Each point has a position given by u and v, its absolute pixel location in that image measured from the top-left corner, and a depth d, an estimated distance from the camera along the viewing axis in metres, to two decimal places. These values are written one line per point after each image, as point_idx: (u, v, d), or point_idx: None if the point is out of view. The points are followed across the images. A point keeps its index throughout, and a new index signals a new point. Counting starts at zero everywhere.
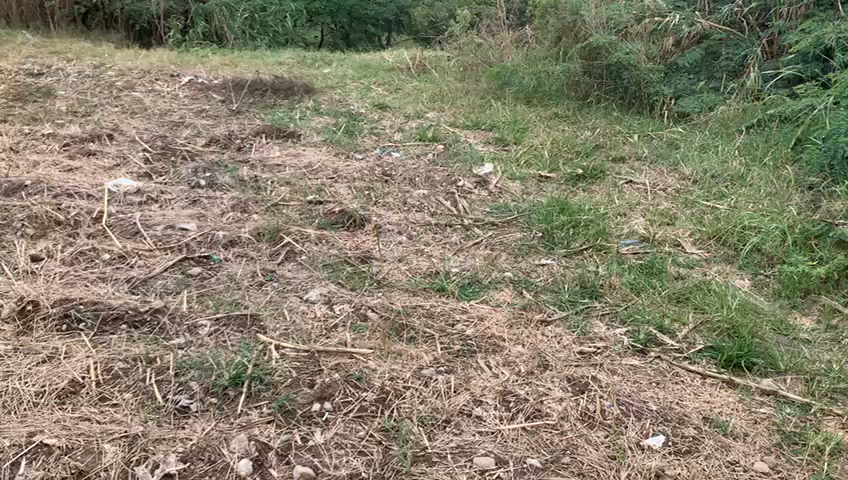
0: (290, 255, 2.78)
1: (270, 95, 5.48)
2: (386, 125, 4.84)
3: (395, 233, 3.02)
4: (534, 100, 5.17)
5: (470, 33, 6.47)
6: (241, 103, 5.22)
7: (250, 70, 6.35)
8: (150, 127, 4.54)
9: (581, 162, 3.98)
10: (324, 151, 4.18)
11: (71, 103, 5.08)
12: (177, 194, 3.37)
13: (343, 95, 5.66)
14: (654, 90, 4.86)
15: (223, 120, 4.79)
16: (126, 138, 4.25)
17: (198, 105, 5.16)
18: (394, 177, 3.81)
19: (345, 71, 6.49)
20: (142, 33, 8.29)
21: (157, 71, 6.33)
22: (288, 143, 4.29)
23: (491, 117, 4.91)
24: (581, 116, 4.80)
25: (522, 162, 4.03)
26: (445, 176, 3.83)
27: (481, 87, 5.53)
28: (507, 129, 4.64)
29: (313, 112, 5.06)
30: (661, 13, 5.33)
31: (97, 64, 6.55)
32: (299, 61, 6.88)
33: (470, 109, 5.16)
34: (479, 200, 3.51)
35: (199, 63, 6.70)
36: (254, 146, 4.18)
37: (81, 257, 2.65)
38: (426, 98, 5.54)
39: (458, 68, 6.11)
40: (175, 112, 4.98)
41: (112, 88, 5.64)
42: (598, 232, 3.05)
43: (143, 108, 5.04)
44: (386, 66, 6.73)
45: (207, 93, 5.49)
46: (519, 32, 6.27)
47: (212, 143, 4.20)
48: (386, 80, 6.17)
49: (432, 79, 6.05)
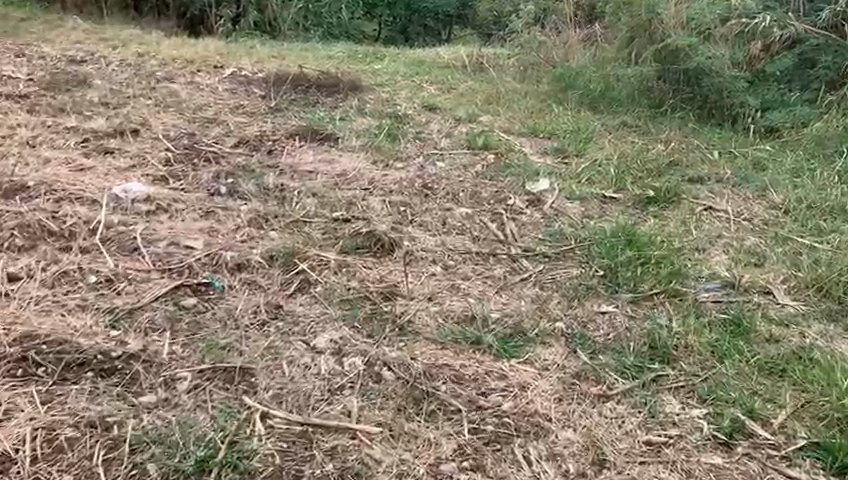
0: (303, 286, 2.38)
1: (313, 92, 5.10)
2: (434, 130, 4.41)
3: (428, 262, 2.59)
4: (601, 105, 4.64)
5: (532, 31, 5.98)
6: (281, 98, 4.88)
7: (297, 63, 6.01)
8: (180, 123, 4.21)
9: (652, 181, 3.47)
10: (362, 158, 3.77)
11: (105, 94, 4.81)
12: (190, 204, 3.01)
13: (392, 95, 5.27)
14: (736, 101, 4.32)
15: (259, 117, 4.44)
16: (151, 135, 3.94)
17: (236, 100, 4.83)
18: (436, 191, 3.39)
19: (396, 67, 6.09)
20: (194, 22, 8.04)
21: (202, 61, 6.04)
22: (324, 146, 3.91)
23: (551, 124, 4.43)
24: (653, 126, 4.28)
25: (583, 177, 3.55)
26: (493, 192, 3.37)
27: (542, 90, 5.08)
28: (567, 139, 4.16)
29: (356, 112, 4.68)
30: (748, 15, 4.71)
31: (141, 52, 6.31)
32: (349, 55, 6.50)
33: (528, 115, 4.69)
34: (530, 223, 3.05)
35: (246, 55, 6.38)
36: (286, 148, 3.81)
37: (64, 279, 2.32)
38: (481, 99, 5.10)
39: (517, 68, 5.63)
40: (210, 106, 4.66)
41: (150, 78, 5.36)
42: (671, 273, 2.56)
43: (178, 101, 4.73)
44: (441, 63, 6.29)
45: (248, 87, 5.15)
46: (587, 30, 5.74)
47: (240, 143, 3.84)
48: (440, 79, 5.75)
49: (488, 78, 5.60)
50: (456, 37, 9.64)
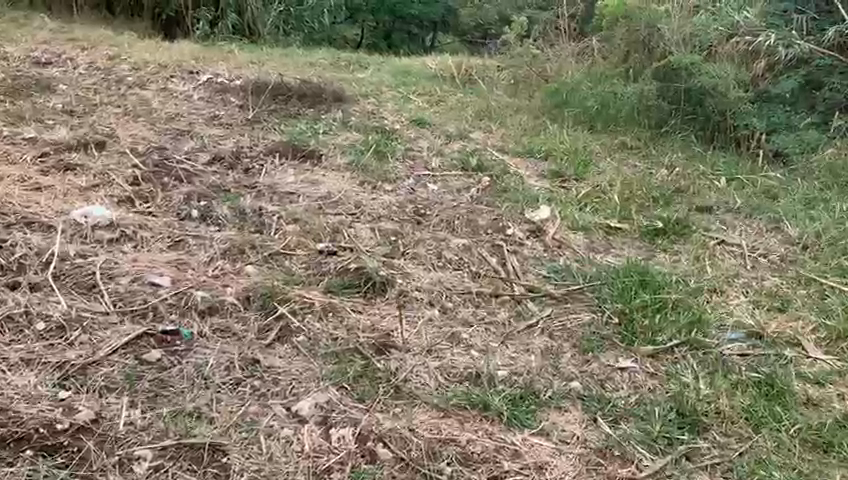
0: (284, 335, 2.11)
1: (295, 102, 4.81)
2: (424, 147, 4.17)
3: (424, 305, 2.32)
4: (598, 123, 4.40)
5: (524, 42, 5.74)
6: (261, 109, 4.59)
7: (278, 70, 5.73)
8: (151, 135, 3.91)
9: (660, 211, 3.24)
10: (347, 179, 3.50)
11: (70, 101, 4.49)
12: (158, 231, 2.72)
13: (378, 106, 5.01)
14: (741, 123, 4.12)
15: (236, 130, 4.15)
16: (118, 149, 3.64)
17: (211, 111, 4.53)
18: (429, 217, 3.14)
19: (381, 77, 5.83)
20: (168, 25, 7.60)
21: (176, 66, 5.72)
22: (307, 165, 3.62)
23: (547, 144, 4.19)
24: (654, 149, 4.06)
25: (585, 203, 3.32)
26: (491, 220, 3.12)
27: (534, 105, 4.84)
28: (565, 160, 3.92)
29: (340, 125, 4.41)
30: (750, 31, 4.49)
31: (112, 55, 5.97)
32: (332, 63, 6.22)
33: (522, 133, 4.45)
34: (532, 256, 2.80)
35: (223, 60, 6.07)
36: (265, 167, 3.52)
37: (8, 326, 2.02)
38: (472, 114, 4.87)
39: (509, 81, 5.38)
40: (184, 116, 4.36)
41: (120, 85, 5.04)
42: (691, 322, 2.32)
43: (149, 110, 4.42)
44: (428, 73, 6.02)
45: (225, 95, 4.86)
46: (582, 43, 5.48)
47: (216, 160, 3.54)
48: (427, 91, 5.50)
49: (478, 91, 5.36)
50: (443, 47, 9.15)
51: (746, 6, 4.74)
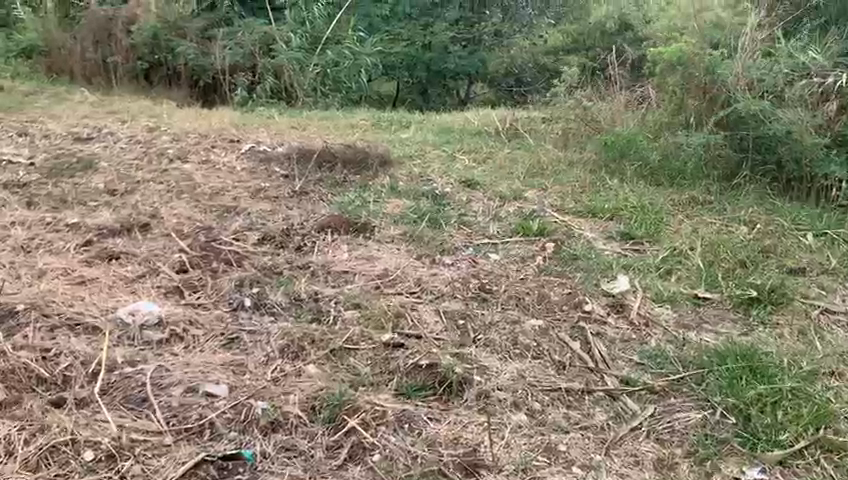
0: (357, 453, 1.90)
1: (340, 169, 4.65)
2: (478, 210, 3.95)
3: (510, 407, 2.08)
4: (662, 179, 4.17)
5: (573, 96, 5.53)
6: (306, 179, 4.44)
7: (320, 135, 5.63)
8: (196, 214, 3.77)
9: (750, 276, 2.95)
10: (402, 252, 3.28)
11: (112, 179, 4.40)
12: (209, 327, 2.52)
13: (425, 168, 4.83)
14: (819, 170, 3.87)
15: (283, 203, 4.00)
16: (163, 231, 3.51)
17: (256, 183, 4.39)
18: (497, 293, 2.88)
19: (425, 136, 5.69)
20: (207, 90, 7.56)
21: (217, 135, 5.64)
22: (359, 239, 3.41)
23: (609, 202, 3.94)
24: (727, 204, 3.80)
25: (662, 269, 3.07)
26: (565, 294, 2.85)
27: (589, 160, 4.60)
28: (630, 220, 3.69)
29: (389, 192, 4.23)
30: (820, 72, 4.15)
31: (152, 126, 5.93)
32: (373, 124, 6.12)
33: (579, 190, 4.22)
34: (618, 338, 2.52)
35: (263, 126, 6.00)
36: (317, 243, 3.32)
37: (53, 458, 1.86)
38: (524, 171, 4.65)
39: (558, 133, 5.16)
40: (228, 190, 4.23)
41: (162, 159, 4.96)
42: (818, 416, 2.05)
43: (193, 185, 4.30)
44: (472, 129, 5.85)
45: (268, 166, 4.75)
46: (633, 91, 5.23)
47: (264, 239, 3.36)
48: (473, 148, 5.32)
49: (527, 146, 5.17)
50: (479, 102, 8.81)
51: (811, 43, 4.42)
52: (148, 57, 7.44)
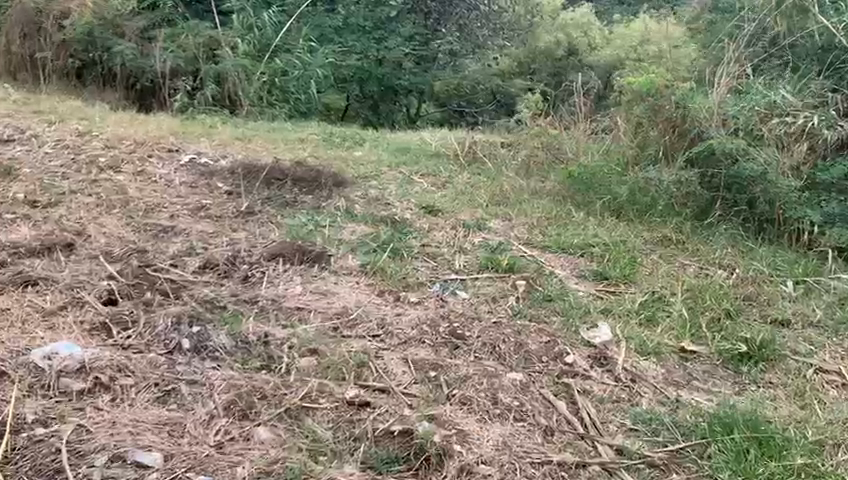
0: None
1: (289, 188, 4.31)
2: (440, 240, 3.69)
3: None
4: (630, 214, 3.98)
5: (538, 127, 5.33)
6: (254, 197, 4.10)
7: (267, 150, 5.29)
8: (127, 234, 3.38)
9: (738, 329, 2.75)
10: (363, 287, 2.98)
11: (33, 188, 3.96)
12: (140, 375, 2.14)
13: (381, 190, 4.56)
14: (791, 213, 3.78)
15: (228, 225, 3.65)
16: (89, 253, 3.12)
17: (197, 199, 4.02)
18: (469, 339, 2.59)
19: (379, 155, 5.42)
20: (144, 93, 7.06)
21: (154, 143, 5.22)
22: (313, 269, 3.08)
23: (577, 237, 3.74)
24: (699, 245, 3.65)
25: (642, 318, 2.84)
26: (544, 344, 2.57)
27: (554, 190, 4.41)
28: (602, 259, 3.46)
29: (345, 216, 3.93)
30: (790, 111, 4.10)
31: (82, 129, 5.47)
32: (324, 139, 5.81)
33: (544, 221, 4.02)
34: (606, 398, 2.27)
35: (205, 135, 5.62)
36: (267, 274, 2.98)
37: None
38: (486, 199, 4.42)
39: (520, 160, 4.96)
40: (166, 207, 3.85)
41: (92, 167, 4.52)
42: None
43: (126, 199, 3.91)
44: (428, 151, 5.60)
45: (210, 180, 4.37)
46: (597, 121, 5.11)
47: (206, 267, 3.00)
48: (430, 170, 5.08)
49: (486, 171, 4.96)
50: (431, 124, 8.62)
51: (778, 78, 4.40)
52: (82, 55, 6.99)
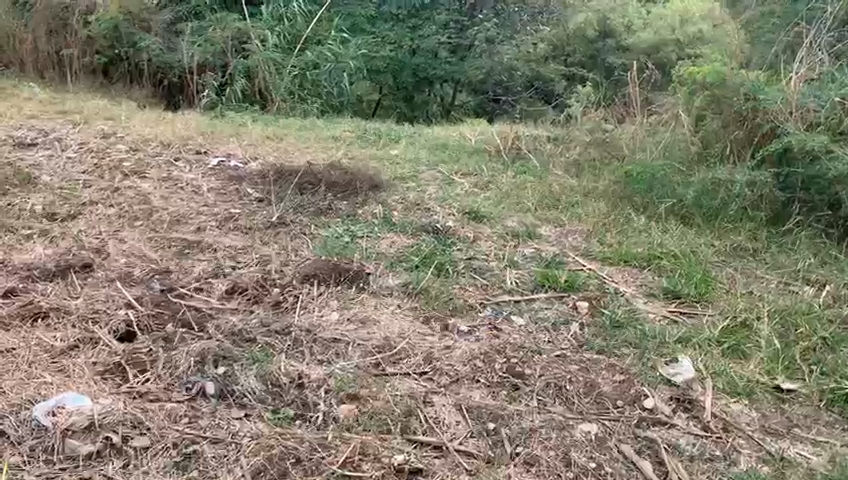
0: None
1: (322, 193, 4.02)
2: (488, 251, 3.35)
3: None
4: (697, 220, 3.64)
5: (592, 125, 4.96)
6: (286, 204, 3.81)
7: (299, 150, 5.00)
8: (150, 252, 3.12)
9: (841, 363, 2.39)
10: (406, 312, 2.67)
11: (52, 199, 3.73)
12: (157, 434, 1.90)
13: (420, 193, 4.23)
14: None
15: (258, 238, 3.38)
16: (106, 276, 2.86)
17: (225, 208, 3.75)
18: (530, 377, 2.27)
19: (417, 153, 5.10)
20: (172, 90, 6.86)
21: (181, 144, 4.97)
22: (351, 291, 2.77)
23: (639, 247, 3.41)
24: (779, 255, 3.28)
25: (726, 349, 2.50)
26: (618, 384, 2.26)
27: (608, 191, 4.07)
28: (672, 274, 3.12)
29: (383, 225, 3.62)
30: None
31: (107, 131, 5.24)
32: (359, 137, 5.50)
33: (600, 227, 3.69)
34: (694, 456, 1.98)
35: (234, 135, 5.35)
36: (300, 298, 2.68)
37: None
38: (534, 201, 4.08)
39: (570, 159, 4.60)
40: (192, 218, 3.60)
41: (115, 173, 4.29)
42: None
43: (150, 210, 3.66)
44: (468, 147, 5.26)
45: (238, 186, 4.11)
46: (653, 114, 4.72)
47: (234, 291, 2.71)
48: (471, 169, 4.74)
49: (531, 170, 4.62)
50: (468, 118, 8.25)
51: None
52: (109, 51, 6.77)
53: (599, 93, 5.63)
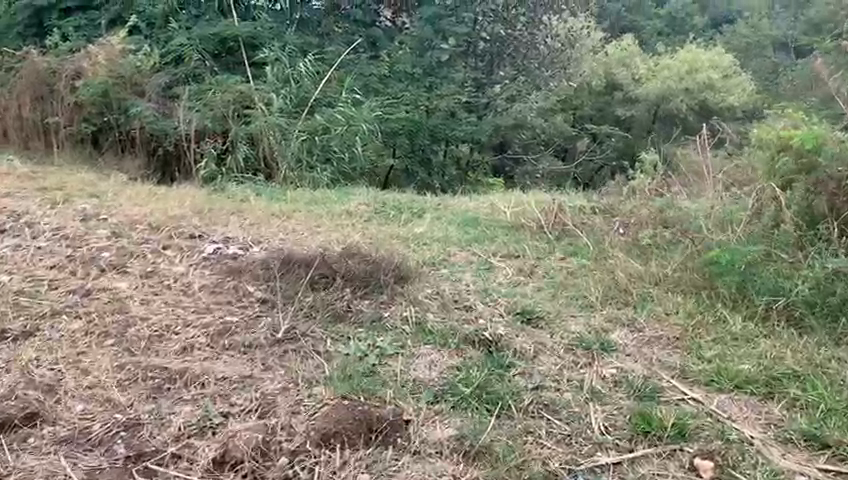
0: None
1: (338, 292, 3.20)
2: (556, 374, 2.60)
3: None
4: (814, 324, 2.91)
5: (653, 200, 4.21)
6: (295, 308, 3.04)
7: (309, 231, 4.30)
8: (116, 392, 2.36)
9: None
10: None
11: (5, 309, 3.00)
12: None
13: (457, 283, 3.48)
14: None
15: (261, 364, 2.63)
16: (54, 435, 2.15)
17: (220, 317, 2.99)
18: None
19: (446, 230, 4.37)
20: (168, 160, 6.11)
21: (172, 226, 4.25)
22: (389, 454, 2.08)
23: (748, 363, 2.68)
24: None
25: None
26: None
27: (691, 282, 3.31)
28: (811, 410, 2.36)
29: (416, 337, 2.85)
30: None
31: (88, 211, 4.54)
32: (377, 212, 4.79)
33: (690, 334, 2.93)
34: None
35: (234, 213, 4.64)
36: (322, 472, 1.99)
37: None
38: (599, 295, 3.31)
39: (630, 237, 3.90)
40: (177, 333, 2.86)
41: (90, 267, 3.57)
42: None
43: (128, 322, 2.92)
44: (504, 222, 4.53)
45: (237, 281, 3.33)
46: (728, 190, 4.05)
47: (226, 461, 2.03)
48: (513, 250, 3.97)
49: (585, 252, 3.87)
50: (491, 183, 7.54)
51: None
52: (97, 118, 6.12)
53: (654, 163, 4.90)
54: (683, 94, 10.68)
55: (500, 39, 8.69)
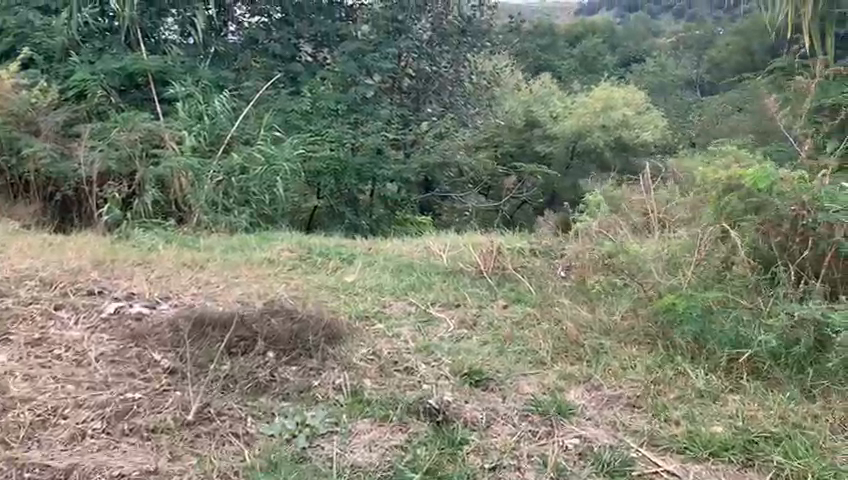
0: None
1: (259, 357, 2.77)
2: (513, 448, 2.29)
3: None
4: (781, 377, 2.71)
5: (597, 242, 3.99)
6: (208, 376, 2.63)
7: (227, 283, 3.88)
8: None
9: None
10: None
11: None
12: None
13: (395, 340, 3.14)
14: None
15: (169, 452, 2.25)
16: None
17: (118, 391, 2.56)
18: None
19: (380, 277, 4.04)
20: (67, 204, 5.64)
21: (67, 283, 3.73)
22: None
23: (720, 425, 2.43)
24: None
25: None
26: None
27: (643, 331, 3.09)
28: None
29: (353, 409, 2.50)
30: None
31: None
32: (303, 260, 4.41)
33: (653, 390, 2.68)
34: None
35: (141, 265, 4.17)
36: None
37: None
38: (549, 350, 3.02)
39: (573, 282, 3.68)
40: (65, 416, 2.42)
41: None
42: None
43: (3, 406, 2.45)
44: (440, 267, 4.22)
45: (139, 346, 2.87)
46: (674, 233, 3.87)
47: None
48: (452, 299, 3.66)
49: (528, 299, 3.61)
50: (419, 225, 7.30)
51: None
52: None
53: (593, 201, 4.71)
54: (599, 131, 10.86)
55: (425, 75, 8.27)
